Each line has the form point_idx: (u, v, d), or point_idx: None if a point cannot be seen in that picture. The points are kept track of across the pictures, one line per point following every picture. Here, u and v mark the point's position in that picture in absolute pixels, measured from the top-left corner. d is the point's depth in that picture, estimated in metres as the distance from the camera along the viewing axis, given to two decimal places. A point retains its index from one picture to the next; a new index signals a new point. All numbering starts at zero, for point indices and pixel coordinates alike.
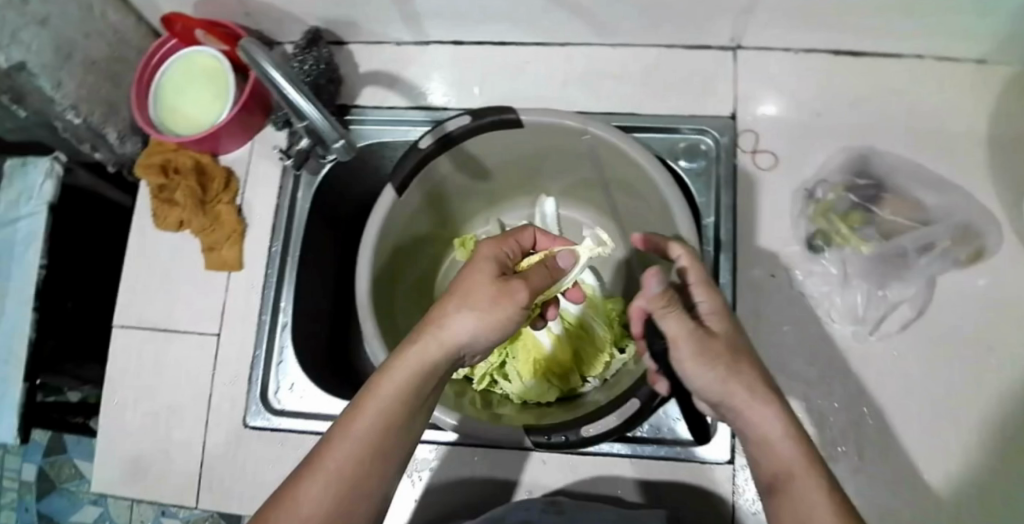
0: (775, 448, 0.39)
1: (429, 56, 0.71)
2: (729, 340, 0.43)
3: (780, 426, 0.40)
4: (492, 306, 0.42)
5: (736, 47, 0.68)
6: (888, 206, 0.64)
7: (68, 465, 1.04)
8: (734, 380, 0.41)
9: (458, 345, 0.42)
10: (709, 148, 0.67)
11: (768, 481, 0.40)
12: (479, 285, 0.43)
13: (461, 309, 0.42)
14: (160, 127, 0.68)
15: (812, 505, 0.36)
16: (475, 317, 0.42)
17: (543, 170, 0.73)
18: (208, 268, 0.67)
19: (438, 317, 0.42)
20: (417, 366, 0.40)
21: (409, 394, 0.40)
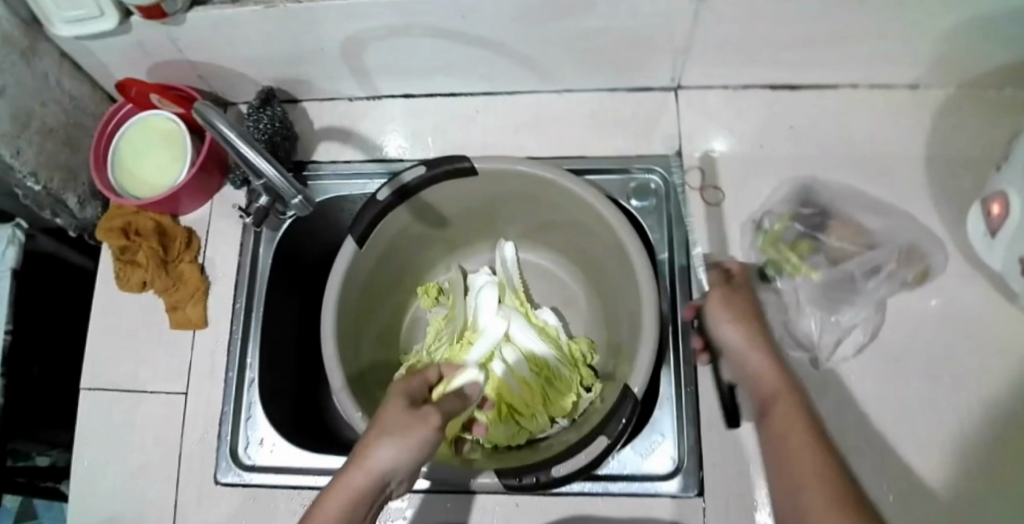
0: (766, 382, 0.46)
1: (382, 109, 0.72)
2: (754, 304, 0.52)
3: (768, 363, 0.46)
4: (412, 435, 0.39)
5: (678, 87, 0.70)
6: (834, 232, 0.65)
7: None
8: (746, 322, 0.49)
9: (382, 478, 0.38)
10: (658, 186, 0.68)
11: (760, 403, 0.45)
12: (393, 415, 0.41)
13: (381, 439, 0.39)
14: (120, 191, 0.68)
15: (795, 420, 0.42)
16: (398, 448, 0.38)
17: (500, 215, 0.74)
18: (174, 327, 0.68)
19: (355, 455, 0.38)
20: (343, 509, 0.36)
21: None
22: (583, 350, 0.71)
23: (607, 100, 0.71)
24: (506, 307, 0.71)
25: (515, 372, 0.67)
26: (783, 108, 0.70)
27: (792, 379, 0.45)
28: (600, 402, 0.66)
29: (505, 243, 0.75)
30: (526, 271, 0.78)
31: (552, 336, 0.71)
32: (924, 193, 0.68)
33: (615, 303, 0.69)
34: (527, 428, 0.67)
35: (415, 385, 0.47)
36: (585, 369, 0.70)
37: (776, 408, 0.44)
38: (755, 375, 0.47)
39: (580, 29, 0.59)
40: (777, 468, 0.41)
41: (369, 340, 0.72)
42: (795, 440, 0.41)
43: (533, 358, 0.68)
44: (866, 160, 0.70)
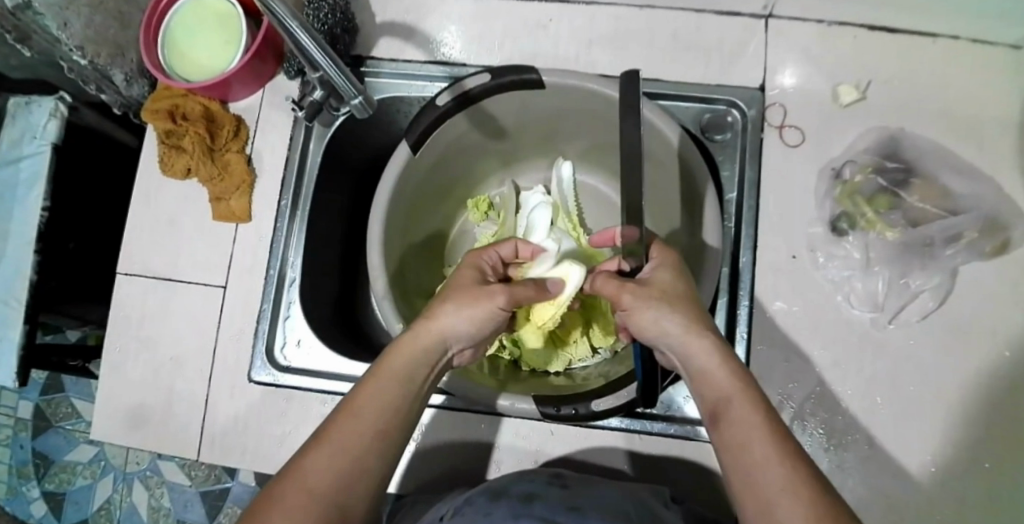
0: (716, 385, 0.38)
1: (449, 9, 0.67)
2: (662, 283, 0.44)
3: (716, 358, 0.39)
4: (477, 308, 0.44)
5: (769, 16, 0.65)
6: (916, 191, 0.62)
7: (65, 405, 1.09)
8: (674, 302, 0.42)
9: (447, 338, 0.43)
10: (736, 120, 0.64)
11: (711, 414, 0.37)
12: (462, 288, 0.45)
13: (449, 305, 0.44)
14: (170, 73, 0.65)
15: (748, 433, 0.34)
16: (463, 313, 0.43)
17: (561, 132, 0.70)
18: (216, 218, 0.66)
19: (427, 315, 0.43)
20: (403, 361, 0.41)
21: (401, 380, 0.39)
22: None
23: (691, 22, 0.66)
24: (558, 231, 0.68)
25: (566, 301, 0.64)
26: (879, 51, 0.65)
27: (744, 377, 0.37)
28: None
29: (564, 164, 0.69)
30: (581, 193, 0.76)
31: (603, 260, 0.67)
32: (1016, 163, 0.63)
33: (674, 242, 0.66)
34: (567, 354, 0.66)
35: (482, 263, 0.51)
36: None
37: (724, 421, 0.36)
38: (703, 373, 0.39)
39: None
40: (735, 485, 0.33)
41: (410, 254, 0.70)
42: (773, 486, 0.31)
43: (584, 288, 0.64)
44: (957, 119, 0.64)
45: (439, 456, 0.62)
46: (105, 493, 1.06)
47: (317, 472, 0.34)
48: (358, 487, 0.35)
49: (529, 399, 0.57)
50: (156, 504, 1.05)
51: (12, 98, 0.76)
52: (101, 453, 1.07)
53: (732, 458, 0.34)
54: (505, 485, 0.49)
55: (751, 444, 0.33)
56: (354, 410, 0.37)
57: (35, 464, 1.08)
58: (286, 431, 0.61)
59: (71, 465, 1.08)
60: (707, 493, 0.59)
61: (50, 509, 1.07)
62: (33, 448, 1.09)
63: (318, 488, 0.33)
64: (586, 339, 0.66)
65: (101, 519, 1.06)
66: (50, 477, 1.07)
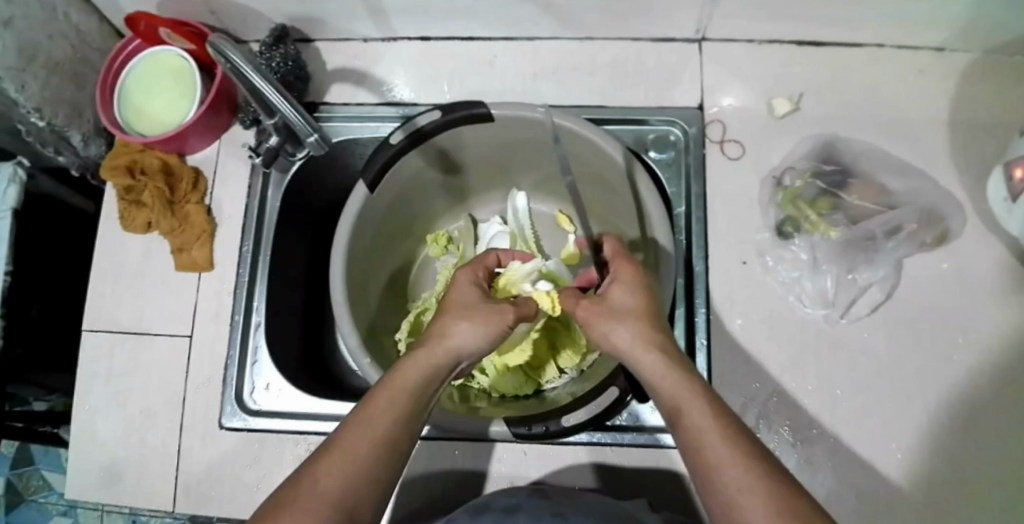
0: (667, 388, 0.38)
1: (397, 52, 0.70)
2: (621, 295, 0.45)
3: (660, 361, 0.40)
4: (490, 326, 0.44)
5: (701, 39, 0.69)
6: (855, 191, 0.65)
7: (35, 478, 1.06)
8: (635, 313, 0.44)
9: (459, 354, 0.43)
10: (678, 139, 0.67)
11: (668, 419, 0.38)
12: (473, 306, 0.45)
13: (464, 324, 0.44)
14: (126, 129, 0.67)
15: (701, 432, 0.35)
16: (477, 330, 0.44)
17: (512, 164, 0.73)
18: (178, 269, 0.66)
19: (440, 331, 0.43)
20: (420, 377, 0.40)
21: (417, 394, 0.39)
22: None
23: (628, 50, 0.69)
24: None
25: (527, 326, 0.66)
26: (806, 65, 0.69)
27: (695, 378, 0.38)
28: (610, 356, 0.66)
29: (518, 195, 0.71)
30: (536, 220, 0.78)
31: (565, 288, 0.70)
32: (945, 159, 0.67)
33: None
34: (537, 378, 0.68)
35: (478, 277, 0.51)
36: None
37: (678, 425, 0.37)
38: (654, 380, 0.40)
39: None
40: (702, 486, 0.34)
41: (372, 291, 0.70)
42: (733, 486, 0.32)
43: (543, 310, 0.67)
44: (887, 121, 0.68)
45: (417, 488, 0.62)
46: None
47: (329, 482, 0.33)
48: (363, 492, 0.34)
49: (502, 421, 0.58)
50: None
51: None
52: None
53: (693, 462, 0.35)
54: (484, 505, 0.49)
55: (699, 434, 0.35)
56: (365, 416, 0.37)
57: None
58: (261, 476, 0.60)
59: None
60: (683, 501, 0.60)
61: None
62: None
63: (328, 497, 0.32)
64: (553, 361, 0.68)
65: None
66: None
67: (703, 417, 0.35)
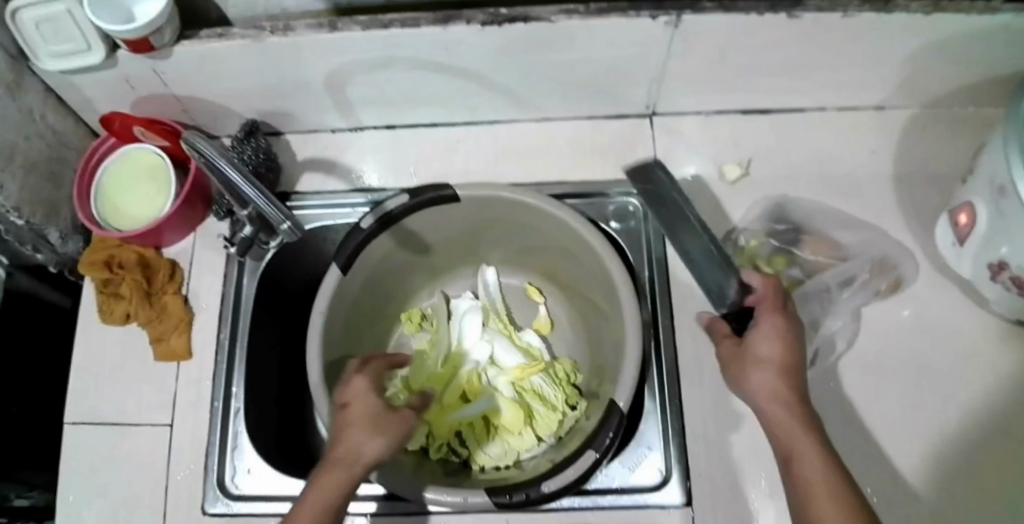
0: (781, 432, 0.49)
1: (363, 141, 0.74)
2: (776, 339, 0.53)
3: (785, 410, 0.49)
4: (390, 430, 0.48)
5: (652, 114, 0.73)
6: (809, 246, 0.69)
7: None
8: (781, 367, 0.52)
9: (368, 463, 0.46)
10: (637, 208, 0.70)
11: (785, 463, 0.48)
12: (372, 416, 0.49)
13: (366, 439, 0.47)
14: (103, 224, 0.69)
15: (813, 483, 0.44)
16: (378, 441, 0.47)
17: (481, 244, 0.77)
18: (157, 359, 0.67)
19: (345, 451, 0.46)
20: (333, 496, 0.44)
21: (332, 511, 0.44)
22: (568, 373, 0.73)
23: (583, 126, 0.73)
24: (491, 331, 0.76)
25: (502, 397, 0.70)
26: (753, 132, 0.73)
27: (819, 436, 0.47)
28: (585, 421, 0.67)
29: (486, 269, 0.79)
30: (506, 293, 0.82)
31: (537, 359, 0.74)
32: (893, 211, 0.70)
33: (602, 332, 0.73)
34: (515, 448, 0.68)
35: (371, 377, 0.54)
36: (571, 389, 0.72)
37: (796, 472, 0.46)
38: (773, 421, 0.50)
39: (548, 61, 0.63)
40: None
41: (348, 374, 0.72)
42: None
43: (519, 383, 0.71)
44: (835, 179, 0.72)
45: None
46: None
47: None
48: None
49: (482, 493, 0.58)
50: None
51: None
52: None
53: (802, 505, 0.44)
54: None
55: (815, 495, 0.43)
56: None
57: None
58: None
59: None
60: None
61: None
62: None
63: None
64: (530, 428, 0.69)
65: None
66: None
67: (819, 478, 0.44)
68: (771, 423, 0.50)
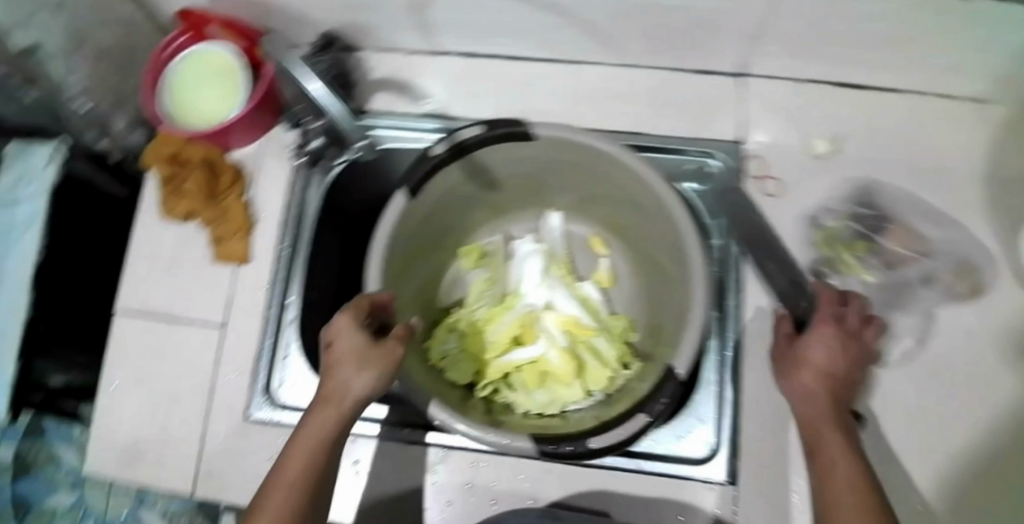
0: (816, 428, 0.52)
1: (438, 66, 0.71)
2: (828, 345, 0.55)
3: (825, 408, 0.52)
4: (374, 369, 0.48)
5: (744, 74, 0.69)
6: (893, 237, 0.65)
7: None
8: (824, 368, 0.54)
9: (357, 401, 0.48)
10: (715, 170, 0.68)
11: (813, 458, 0.51)
12: (356, 356, 0.48)
13: (352, 379, 0.47)
14: (170, 120, 0.67)
15: (843, 478, 0.47)
16: (362, 381, 0.47)
17: (547, 188, 0.75)
18: (215, 260, 0.67)
19: (331, 391, 0.48)
20: (321, 437, 0.47)
21: (319, 455, 0.47)
22: (624, 328, 0.73)
23: (670, 79, 0.69)
24: (551, 277, 0.74)
25: (555, 343, 0.69)
26: (842, 109, 0.67)
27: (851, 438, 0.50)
28: (637, 379, 0.66)
29: (552, 215, 0.78)
30: (568, 241, 0.81)
31: (596, 311, 0.74)
32: (984, 212, 0.65)
33: (664, 293, 0.71)
34: (562, 397, 0.67)
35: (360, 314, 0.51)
36: (625, 345, 0.72)
37: (824, 464, 0.49)
38: (810, 418, 0.53)
39: (647, 5, 0.58)
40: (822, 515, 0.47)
41: (405, 303, 0.71)
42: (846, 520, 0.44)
43: (576, 331, 0.70)
44: (927, 170, 0.67)
45: (437, 497, 0.63)
46: None
47: None
48: None
49: (529, 439, 0.53)
50: None
51: (12, 142, 0.77)
52: None
53: (825, 494, 0.47)
54: None
55: (840, 488, 0.46)
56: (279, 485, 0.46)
57: None
58: None
59: None
60: None
61: None
62: None
63: None
64: (580, 381, 0.67)
65: None
66: None
67: (846, 474, 0.47)
68: (806, 420, 0.53)
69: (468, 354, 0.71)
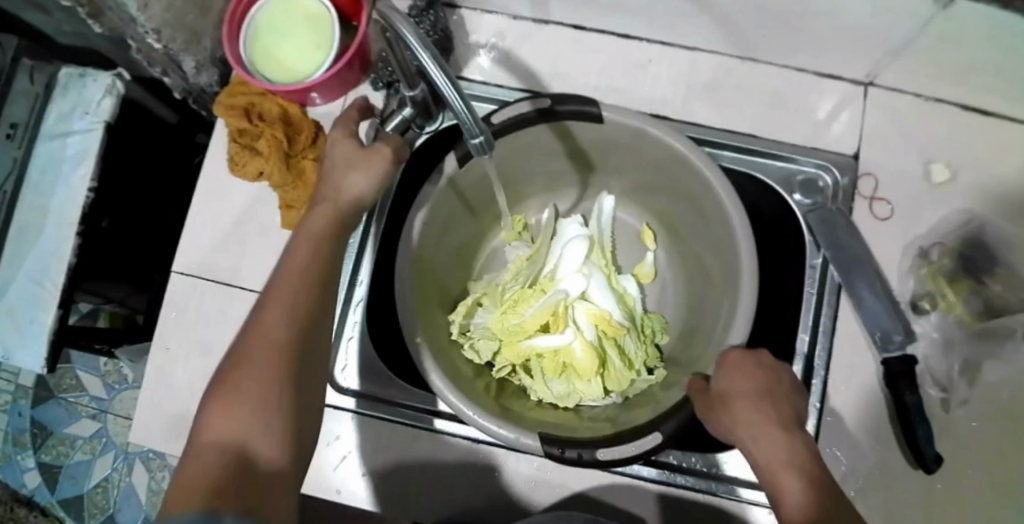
0: (784, 487, 0.40)
1: (545, 36, 0.66)
2: (750, 379, 0.47)
3: (778, 455, 0.41)
4: (372, 165, 0.48)
5: (869, 83, 0.64)
6: (1000, 280, 0.61)
7: (69, 376, 1.07)
8: (757, 403, 0.45)
9: (359, 197, 0.48)
10: (827, 186, 0.63)
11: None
12: (348, 157, 0.48)
13: (351, 176, 0.47)
14: (250, 68, 0.61)
15: None
16: (364, 175, 0.48)
17: (608, 168, 0.70)
18: (285, 227, 0.63)
19: (331, 192, 0.47)
20: (317, 244, 0.44)
21: (313, 270, 0.42)
22: (653, 330, 0.71)
23: (790, 79, 0.65)
24: (591, 263, 0.70)
25: (581, 336, 0.65)
26: (969, 133, 0.64)
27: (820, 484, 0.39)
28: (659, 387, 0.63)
29: (606, 197, 0.73)
30: (616, 231, 0.77)
31: (628, 306, 0.70)
32: None
33: (702, 298, 0.68)
34: (578, 392, 0.64)
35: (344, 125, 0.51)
36: (652, 349, 0.70)
37: None
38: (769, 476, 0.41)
39: (791, 6, 0.53)
40: None
41: (437, 273, 0.66)
42: None
43: (603, 327, 0.66)
44: None
45: (495, 500, 0.60)
46: (103, 471, 1.05)
47: (264, 366, 0.37)
48: (312, 330, 0.40)
49: (533, 434, 0.50)
50: (156, 487, 1.04)
51: (64, 68, 0.71)
52: (102, 430, 1.06)
53: None
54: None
55: None
56: (267, 310, 0.40)
57: (32, 434, 1.07)
58: (341, 456, 0.60)
59: (69, 439, 1.06)
60: None
61: (44, 480, 1.06)
62: (32, 417, 1.07)
63: (265, 381, 0.36)
64: (600, 379, 0.64)
65: (97, 496, 1.05)
66: (46, 449, 1.06)
67: None
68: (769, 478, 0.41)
69: (491, 332, 0.66)
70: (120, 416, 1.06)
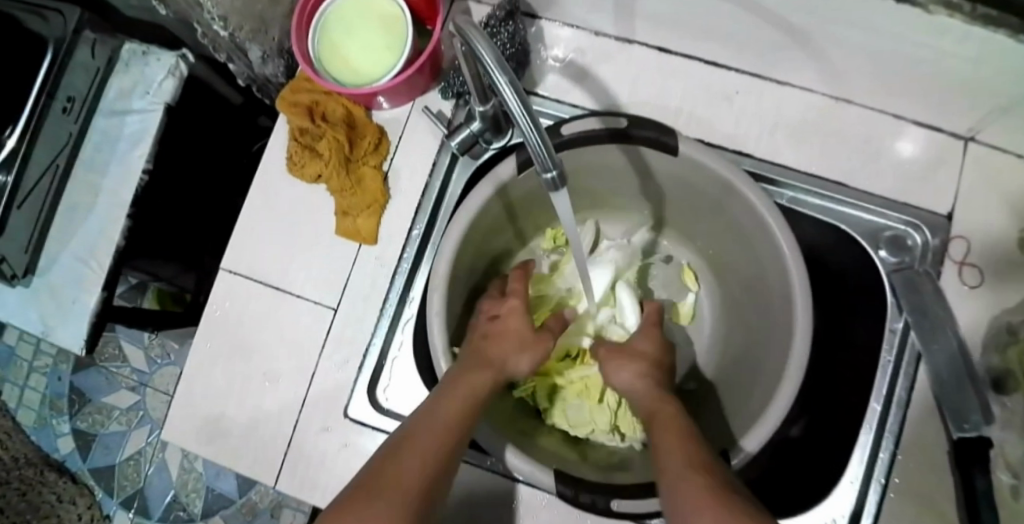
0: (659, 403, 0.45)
1: (629, 56, 0.62)
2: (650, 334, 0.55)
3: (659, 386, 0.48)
4: (533, 352, 0.51)
5: (969, 138, 0.59)
6: None
7: (112, 345, 1.08)
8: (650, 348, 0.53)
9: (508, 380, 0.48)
10: (915, 245, 0.60)
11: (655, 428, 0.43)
12: (508, 343, 0.51)
13: (514, 358, 0.50)
14: (317, 67, 0.58)
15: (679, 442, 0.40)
16: (528, 356, 0.51)
17: (667, 197, 0.66)
18: (338, 233, 0.61)
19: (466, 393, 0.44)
20: (453, 420, 0.42)
21: (439, 453, 0.39)
22: None
23: (885, 126, 0.60)
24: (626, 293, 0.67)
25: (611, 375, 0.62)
26: None
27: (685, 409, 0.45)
28: None
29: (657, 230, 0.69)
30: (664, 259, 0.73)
31: None
32: None
33: (746, 344, 0.64)
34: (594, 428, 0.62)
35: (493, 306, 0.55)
36: None
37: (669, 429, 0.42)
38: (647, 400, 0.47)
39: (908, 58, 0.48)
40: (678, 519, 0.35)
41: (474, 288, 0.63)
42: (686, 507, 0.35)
43: None
44: None
45: None
46: (137, 444, 1.06)
47: None
48: None
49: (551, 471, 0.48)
50: (188, 466, 1.04)
51: (127, 44, 0.70)
52: (141, 403, 1.06)
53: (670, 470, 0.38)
54: None
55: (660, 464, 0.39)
56: (378, 486, 0.36)
57: (70, 399, 1.08)
58: None
59: (106, 408, 1.07)
60: None
61: (77, 447, 1.07)
62: (70, 382, 1.08)
63: None
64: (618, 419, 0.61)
65: (128, 468, 1.05)
66: (82, 416, 1.07)
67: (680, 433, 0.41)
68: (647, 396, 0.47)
69: None
70: (159, 391, 1.06)
